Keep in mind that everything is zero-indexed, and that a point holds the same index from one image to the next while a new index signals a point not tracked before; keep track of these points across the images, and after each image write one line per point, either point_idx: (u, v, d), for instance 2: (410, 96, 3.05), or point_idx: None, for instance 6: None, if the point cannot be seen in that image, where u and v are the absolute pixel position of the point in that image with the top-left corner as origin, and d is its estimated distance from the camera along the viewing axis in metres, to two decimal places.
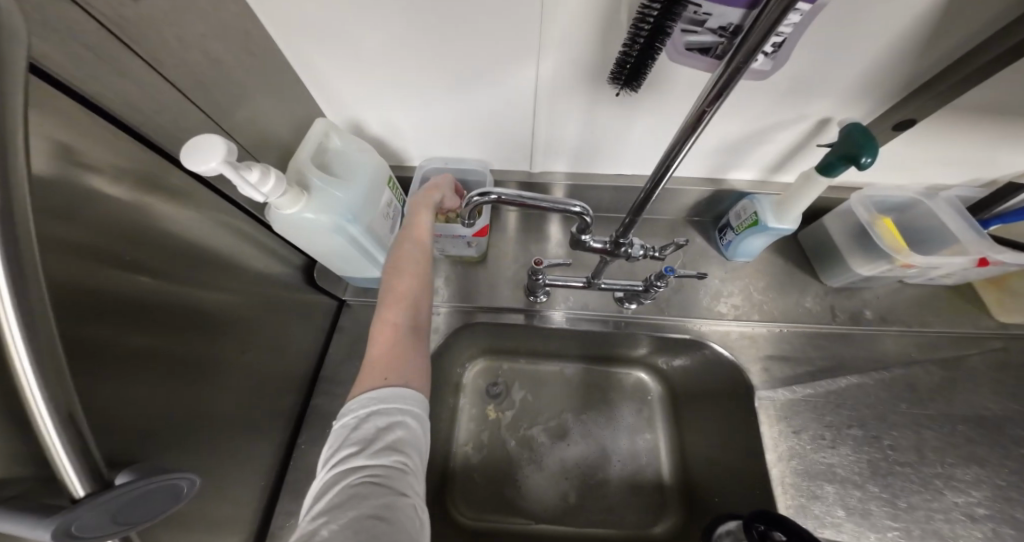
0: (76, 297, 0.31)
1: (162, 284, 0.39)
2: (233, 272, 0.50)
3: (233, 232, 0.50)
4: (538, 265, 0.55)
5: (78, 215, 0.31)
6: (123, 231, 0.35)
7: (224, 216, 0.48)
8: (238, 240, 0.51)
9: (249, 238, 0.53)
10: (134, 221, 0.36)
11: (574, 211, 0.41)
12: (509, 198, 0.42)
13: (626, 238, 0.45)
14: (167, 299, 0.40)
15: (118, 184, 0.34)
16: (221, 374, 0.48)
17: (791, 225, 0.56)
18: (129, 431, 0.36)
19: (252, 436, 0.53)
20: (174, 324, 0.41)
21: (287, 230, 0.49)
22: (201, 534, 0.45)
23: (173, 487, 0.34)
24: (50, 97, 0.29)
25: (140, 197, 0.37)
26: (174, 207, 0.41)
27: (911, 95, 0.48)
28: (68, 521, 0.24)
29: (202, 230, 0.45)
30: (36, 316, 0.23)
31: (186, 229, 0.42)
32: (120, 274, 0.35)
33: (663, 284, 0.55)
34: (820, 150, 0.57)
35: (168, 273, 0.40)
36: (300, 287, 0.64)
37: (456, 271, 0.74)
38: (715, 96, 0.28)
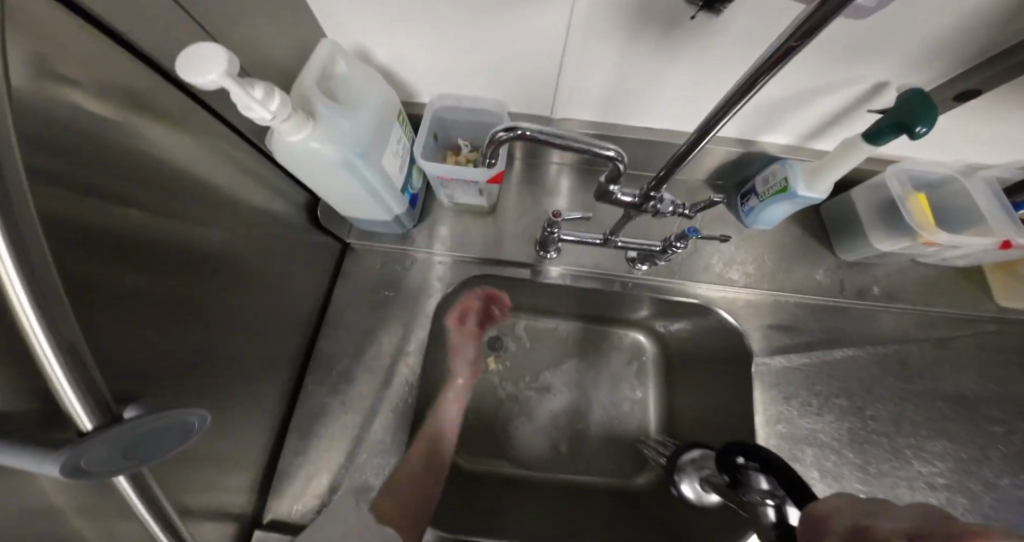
0: (68, 234, 0.28)
1: (160, 223, 0.36)
2: (232, 210, 0.46)
3: (230, 162, 0.46)
4: (555, 218, 0.52)
5: (67, 140, 0.27)
6: (115, 161, 0.31)
7: (218, 143, 0.43)
8: (234, 171, 0.46)
9: (246, 169, 0.49)
10: (126, 146, 0.32)
11: (606, 154, 0.37)
12: (537, 134, 0.37)
13: (656, 192, 0.42)
14: (158, 237, 0.36)
15: (101, 101, 0.30)
16: (223, 315, 0.46)
17: (820, 195, 0.53)
18: (141, 368, 0.36)
19: (260, 378, 0.53)
20: (171, 263, 0.38)
21: (286, 159, 0.45)
22: (212, 470, 0.46)
23: (185, 424, 0.33)
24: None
25: (128, 118, 0.32)
26: (167, 130, 0.36)
27: (986, 63, 0.44)
28: (76, 454, 0.23)
29: (196, 159, 0.40)
30: (29, 246, 0.21)
31: (181, 159, 0.38)
32: (117, 210, 0.32)
33: (683, 245, 0.51)
34: (870, 116, 0.53)
35: (164, 211, 0.37)
36: (300, 227, 0.61)
37: (465, 221, 0.71)
38: (805, 33, 0.25)
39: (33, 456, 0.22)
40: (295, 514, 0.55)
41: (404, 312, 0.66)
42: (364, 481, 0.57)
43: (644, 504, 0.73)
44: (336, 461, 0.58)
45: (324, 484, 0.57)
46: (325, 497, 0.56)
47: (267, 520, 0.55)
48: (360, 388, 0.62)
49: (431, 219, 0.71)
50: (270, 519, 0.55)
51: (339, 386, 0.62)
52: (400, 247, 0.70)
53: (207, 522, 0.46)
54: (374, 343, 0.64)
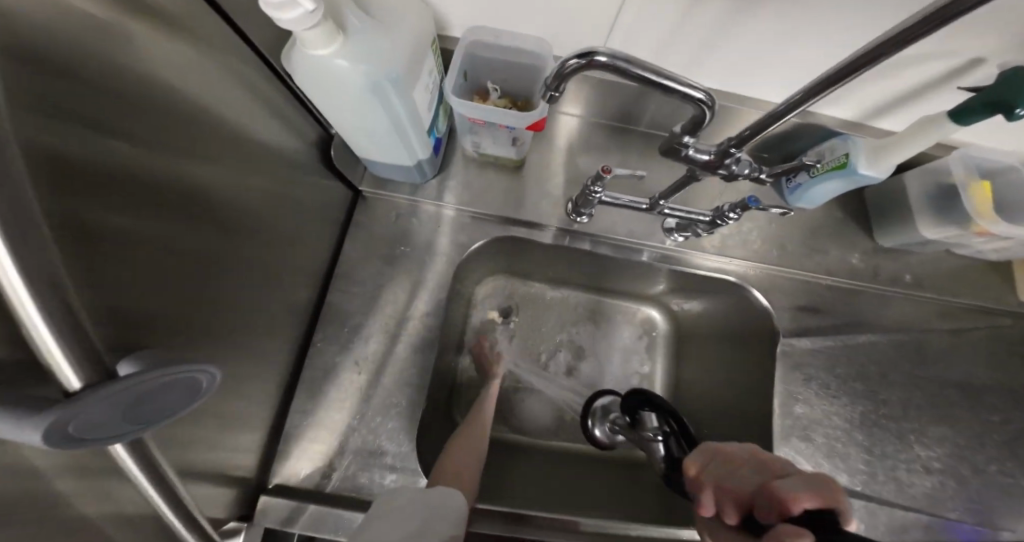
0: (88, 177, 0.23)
1: (173, 159, 0.31)
2: (241, 145, 0.40)
3: (232, 84, 0.39)
4: (604, 174, 0.46)
5: (62, 56, 0.21)
6: (115, 84, 0.25)
7: (220, 57, 0.36)
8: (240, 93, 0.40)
9: (252, 90, 0.42)
10: (125, 56, 0.26)
11: (695, 97, 0.31)
12: (617, 61, 0.30)
13: (736, 150, 0.37)
14: (171, 177, 0.31)
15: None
16: (238, 266, 0.42)
17: (881, 173, 0.50)
18: (167, 322, 0.32)
19: (269, 335, 0.49)
20: (187, 209, 0.33)
21: (301, 71, 0.38)
22: (223, 429, 0.42)
23: (192, 381, 0.29)
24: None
25: (121, 23, 0.25)
26: (166, 38, 0.30)
27: None
28: (68, 421, 0.18)
29: (198, 80, 0.34)
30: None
31: (184, 78, 0.32)
32: (126, 145, 0.26)
33: (738, 215, 0.47)
34: (956, 94, 0.48)
35: (176, 144, 0.31)
36: (311, 168, 0.54)
37: (488, 177, 0.65)
38: None
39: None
40: (302, 478, 0.52)
41: (418, 273, 0.61)
42: (377, 447, 0.54)
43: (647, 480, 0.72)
44: (344, 425, 0.55)
45: (332, 447, 0.54)
46: (333, 461, 0.53)
47: (273, 485, 0.52)
48: (371, 351, 0.58)
49: (451, 171, 0.65)
50: (277, 483, 0.52)
51: (349, 346, 0.57)
52: (416, 200, 0.63)
53: (214, 485, 0.42)
54: (386, 303, 0.60)
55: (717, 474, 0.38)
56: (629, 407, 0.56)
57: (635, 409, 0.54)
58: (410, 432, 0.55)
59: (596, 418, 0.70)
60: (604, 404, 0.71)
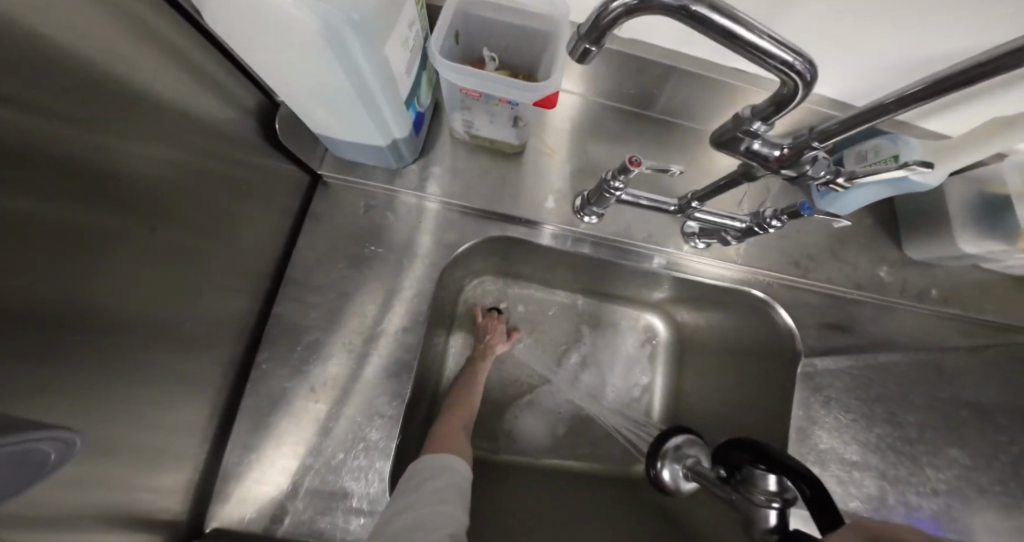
0: None
1: (74, 133, 0.22)
2: (163, 112, 0.30)
3: (137, 25, 0.28)
4: (631, 166, 0.37)
5: None
6: None
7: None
8: (148, 39, 0.29)
9: (170, 46, 0.31)
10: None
11: (788, 66, 0.23)
12: (683, 5, 0.21)
13: (813, 147, 0.30)
14: (58, 153, 0.22)
15: None
16: (167, 270, 0.32)
17: (931, 181, 0.44)
18: (50, 351, 0.23)
19: (199, 357, 0.38)
20: (86, 196, 0.24)
21: (215, 5, 0.26)
22: (135, 484, 0.32)
23: (31, 455, 0.19)
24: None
25: None
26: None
27: None
28: None
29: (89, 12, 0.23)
30: None
31: (85, 21, 0.23)
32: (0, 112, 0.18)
33: (785, 223, 0.39)
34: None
35: (61, 106, 0.22)
36: (249, 144, 0.42)
37: (482, 164, 0.55)
38: None
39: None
40: (245, 522, 0.42)
41: (394, 277, 0.51)
42: (340, 486, 0.44)
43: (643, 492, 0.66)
44: (299, 459, 0.45)
45: (278, 490, 0.44)
46: (284, 502, 0.43)
47: (210, 531, 0.42)
48: (335, 371, 0.47)
49: (436, 156, 0.55)
50: (214, 528, 0.42)
51: (307, 364, 0.47)
52: (394, 189, 0.53)
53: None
54: (354, 312, 0.49)
55: None
56: (728, 454, 0.42)
57: (741, 460, 0.39)
58: (381, 470, 0.46)
59: (667, 458, 0.59)
60: (677, 445, 0.61)
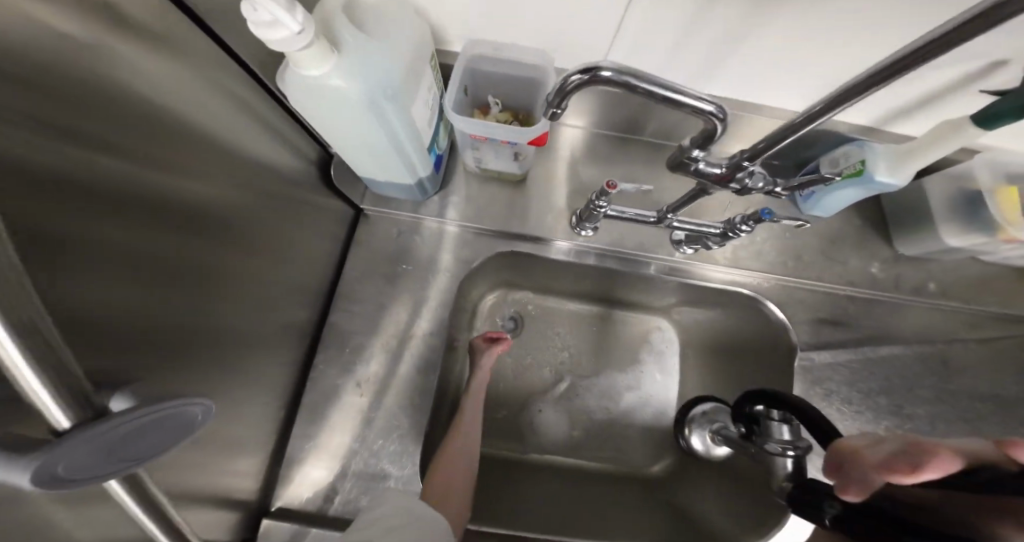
0: (84, 200, 0.24)
1: (138, 170, 0.28)
2: (240, 161, 0.40)
3: (231, 100, 0.39)
4: (610, 189, 0.45)
5: (43, 70, 0.21)
6: (107, 102, 0.25)
7: (194, 68, 0.34)
8: (235, 109, 0.39)
9: (235, 102, 0.39)
10: (86, 63, 0.24)
11: (705, 112, 0.30)
12: (621, 82, 0.30)
13: (750, 163, 0.35)
14: (171, 198, 0.31)
15: (73, 8, 0.23)
16: (237, 288, 0.41)
17: (901, 180, 0.48)
18: (151, 346, 0.30)
19: (268, 357, 0.48)
20: (186, 231, 0.33)
21: (297, 93, 0.38)
22: (218, 461, 0.41)
23: (182, 415, 0.27)
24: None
25: (103, 38, 0.25)
26: (141, 45, 0.28)
27: None
28: (52, 462, 0.18)
29: (191, 96, 0.33)
30: None
31: (170, 96, 0.31)
32: (107, 162, 0.25)
33: (751, 228, 0.45)
34: (975, 98, 0.45)
35: (175, 162, 0.31)
36: (305, 184, 0.53)
37: (489, 190, 0.64)
38: None
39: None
40: (305, 501, 0.51)
41: (420, 291, 0.60)
42: (380, 469, 0.53)
43: (659, 495, 0.71)
44: (346, 446, 0.53)
45: (333, 472, 0.52)
46: (335, 484, 0.52)
47: (276, 509, 0.51)
48: (373, 371, 0.56)
49: (453, 186, 0.64)
50: (280, 506, 0.51)
51: (351, 366, 0.56)
52: (419, 216, 0.63)
53: (209, 516, 0.41)
54: (389, 321, 0.59)
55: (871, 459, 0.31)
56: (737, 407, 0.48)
57: (756, 417, 0.45)
58: (414, 455, 0.53)
59: (694, 424, 0.67)
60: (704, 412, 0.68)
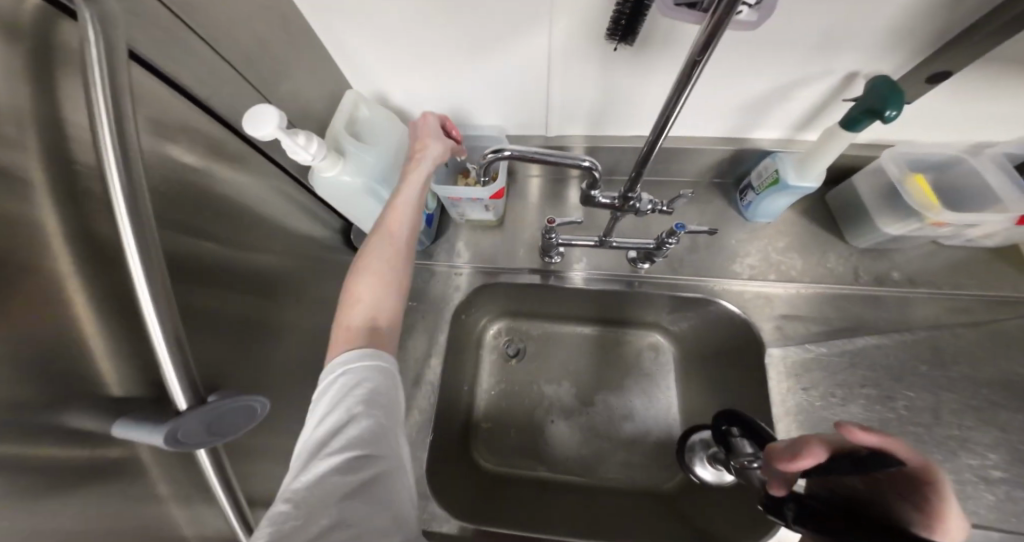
0: (185, 266, 0.40)
1: (219, 249, 0.45)
2: (284, 237, 0.57)
3: (283, 196, 0.57)
4: (551, 224, 0.58)
5: (170, 192, 0.38)
6: (206, 207, 0.43)
7: (261, 180, 0.53)
8: (284, 202, 0.57)
9: (284, 197, 0.58)
10: (197, 185, 0.42)
11: (584, 166, 0.42)
12: (520, 154, 0.43)
13: (633, 193, 0.45)
14: (237, 266, 0.48)
15: (193, 153, 0.41)
16: (284, 327, 0.57)
17: (812, 183, 0.55)
18: (222, 367, 0.45)
19: (309, 380, 0.62)
20: (242, 287, 0.49)
21: (325, 192, 0.55)
22: (268, 460, 0.54)
23: (248, 407, 0.40)
24: (145, 82, 0.36)
25: (208, 164, 0.43)
26: (228, 169, 0.46)
27: (942, 51, 0.45)
28: (175, 428, 0.33)
29: (256, 200, 0.52)
30: (154, 272, 0.31)
31: (242, 199, 0.49)
32: (203, 243, 0.43)
33: (674, 240, 0.54)
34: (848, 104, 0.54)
35: (239, 242, 0.48)
36: (333, 247, 0.70)
37: (476, 235, 0.78)
38: (703, 46, 0.28)
39: (147, 428, 0.32)
40: None
41: (427, 320, 0.74)
42: None
43: (675, 511, 0.71)
44: None
45: None
46: None
47: None
48: None
49: (450, 235, 0.79)
50: None
51: None
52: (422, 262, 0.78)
53: (264, 507, 0.53)
54: (403, 348, 0.72)
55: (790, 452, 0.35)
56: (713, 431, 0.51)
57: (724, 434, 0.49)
58: None
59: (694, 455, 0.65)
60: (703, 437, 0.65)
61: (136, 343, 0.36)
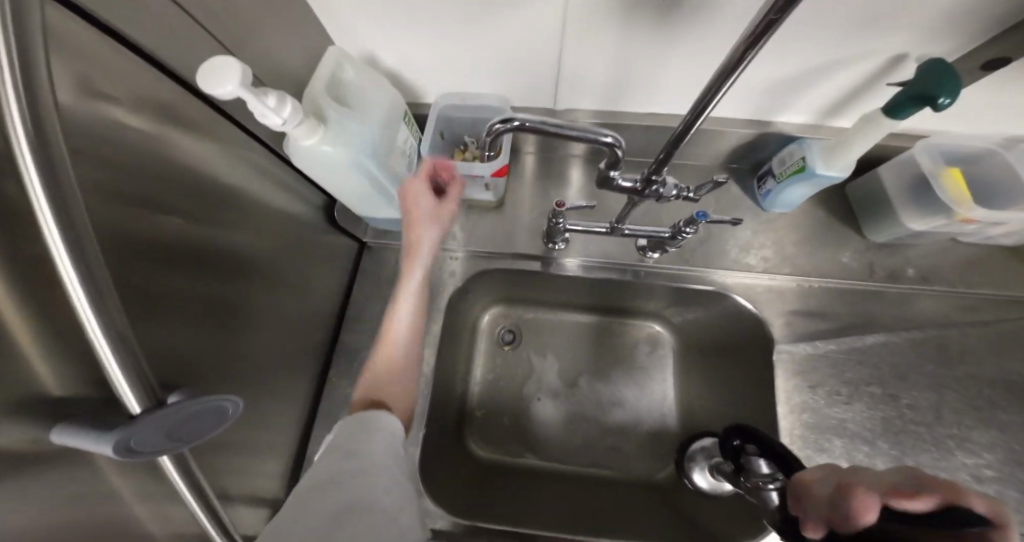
0: (143, 250, 0.34)
1: (182, 229, 0.39)
2: (258, 216, 0.51)
3: (255, 168, 0.50)
4: (560, 208, 0.52)
5: (117, 162, 0.32)
6: (164, 178, 0.36)
7: (229, 148, 0.45)
8: (257, 175, 0.51)
9: (257, 169, 0.51)
10: (151, 152, 0.35)
11: (604, 141, 0.37)
12: (533, 125, 0.38)
13: (659, 175, 0.40)
14: (203, 247, 0.41)
15: (140, 116, 0.34)
16: (262, 315, 0.51)
17: (840, 172, 0.51)
18: (188, 363, 0.40)
19: (291, 371, 0.57)
20: (212, 270, 0.43)
21: (306, 165, 0.48)
22: (247, 458, 0.49)
23: (221, 408, 0.35)
24: (72, 18, 0.28)
25: (161, 129, 0.36)
26: (187, 135, 0.39)
27: (1001, 35, 0.41)
28: (128, 436, 0.27)
29: (224, 173, 0.45)
30: (92, 264, 0.25)
31: (206, 171, 0.42)
32: (163, 221, 0.36)
33: (693, 229, 0.50)
34: (886, 90, 0.50)
35: (205, 221, 0.42)
36: (317, 227, 0.64)
37: (473, 217, 0.73)
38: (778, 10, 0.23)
39: (93, 436, 0.27)
40: None
41: None
42: None
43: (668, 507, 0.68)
44: None
45: None
46: None
47: None
48: None
49: None
50: None
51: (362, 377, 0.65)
52: None
53: (243, 508, 0.49)
54: None
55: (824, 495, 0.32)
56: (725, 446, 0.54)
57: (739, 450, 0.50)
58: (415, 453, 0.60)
59: (698, 462, 0.68)
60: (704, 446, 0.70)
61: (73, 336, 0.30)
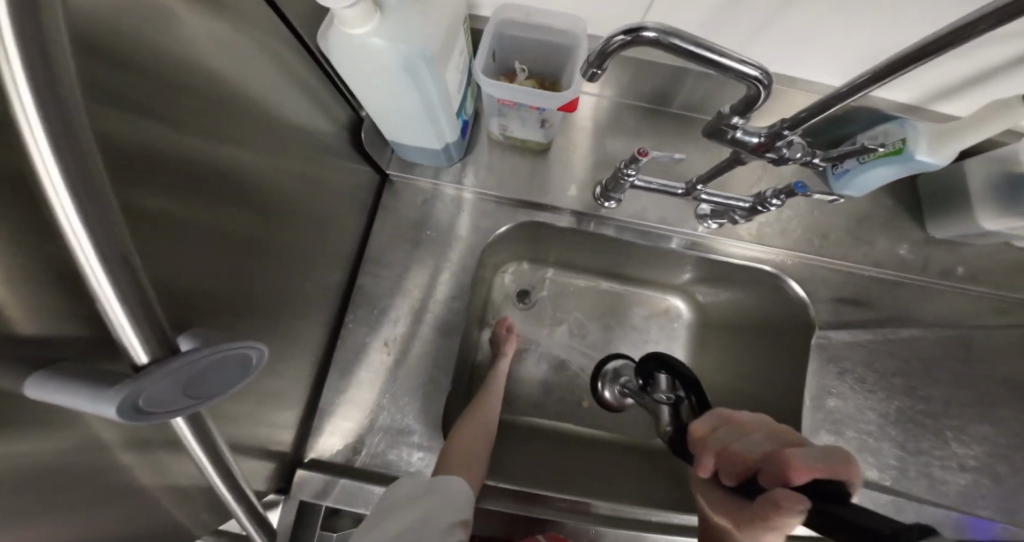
0: (142, 165, 0.25)
1: (185, 136, 0.29)
2: (274, 126, 0.40)
3: (274, 59, 0.39)
4: (640, 155, 0.44)
5: (110, 44, 0.22)
6: (166, 72, 0.26)
7: (244, 27, 0.34)
8: (276, 71, 0.39)
9: (276, 61, 0.39)
10: (148, 28, 0.25)
11: (753, 77, 0.30)
12: (670, 39, 0.29)
13: (788, 134, 0.36)
14: (211, 162, 0.32)
15: None
16: (274, 248, 0.43)
17: (938, 160, 0.46)
18: (194, 298, 0.32)
19: (306, 314, 0.50)
20: (221, 188, 0.33)
21: (343, 59, 0.38)
22: (256, 407, 0.43)
23: (243, 357, 0.26)
24: None
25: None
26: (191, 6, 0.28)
27: None
28: (137, 394, 0.19)
29: (236, 62, 0.34)
30: (88, 165, 0.17)
31: (215, 58, 0.31)
32: (166, 132, 0.27)
33: (782, 202, 0.45)
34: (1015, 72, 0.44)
35: (213, 128, 0.32)
36: (338, 149, 0.53)
37: (516, 160, 0.64)
38: None
39: (89, 393, 0.19)
40: (335, 454, 0.53)
41: (442, 255, 0.61)
42: (403, 424, 0.55)
43: (647, 464, 0.70)
44: (371, 406, 0.55)
45: (359, 426, 0.54)
46: (362, 436, 0.54)
47: (309, 459, 0.52)
48: (398, 333, 0.58)
49: (481, 155, 0.64)
50: (311, 458, 0.52)
51: (379, 325, 0.58)
52: (438, 182, 0.63)
53: (251, 458, 0.44)
54: (414, 286, 0.60)
55: (724, 438, 0.39)
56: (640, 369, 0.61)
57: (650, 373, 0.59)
58: (435, 411, 0.56)
59: (604, 380, 0.72)
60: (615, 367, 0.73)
61: (45, 253, 0.21)
